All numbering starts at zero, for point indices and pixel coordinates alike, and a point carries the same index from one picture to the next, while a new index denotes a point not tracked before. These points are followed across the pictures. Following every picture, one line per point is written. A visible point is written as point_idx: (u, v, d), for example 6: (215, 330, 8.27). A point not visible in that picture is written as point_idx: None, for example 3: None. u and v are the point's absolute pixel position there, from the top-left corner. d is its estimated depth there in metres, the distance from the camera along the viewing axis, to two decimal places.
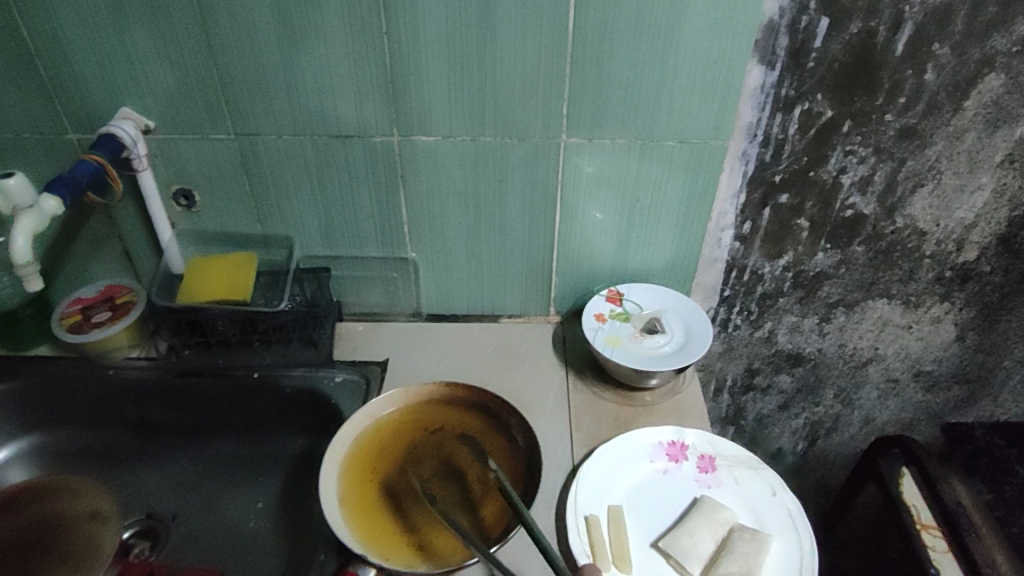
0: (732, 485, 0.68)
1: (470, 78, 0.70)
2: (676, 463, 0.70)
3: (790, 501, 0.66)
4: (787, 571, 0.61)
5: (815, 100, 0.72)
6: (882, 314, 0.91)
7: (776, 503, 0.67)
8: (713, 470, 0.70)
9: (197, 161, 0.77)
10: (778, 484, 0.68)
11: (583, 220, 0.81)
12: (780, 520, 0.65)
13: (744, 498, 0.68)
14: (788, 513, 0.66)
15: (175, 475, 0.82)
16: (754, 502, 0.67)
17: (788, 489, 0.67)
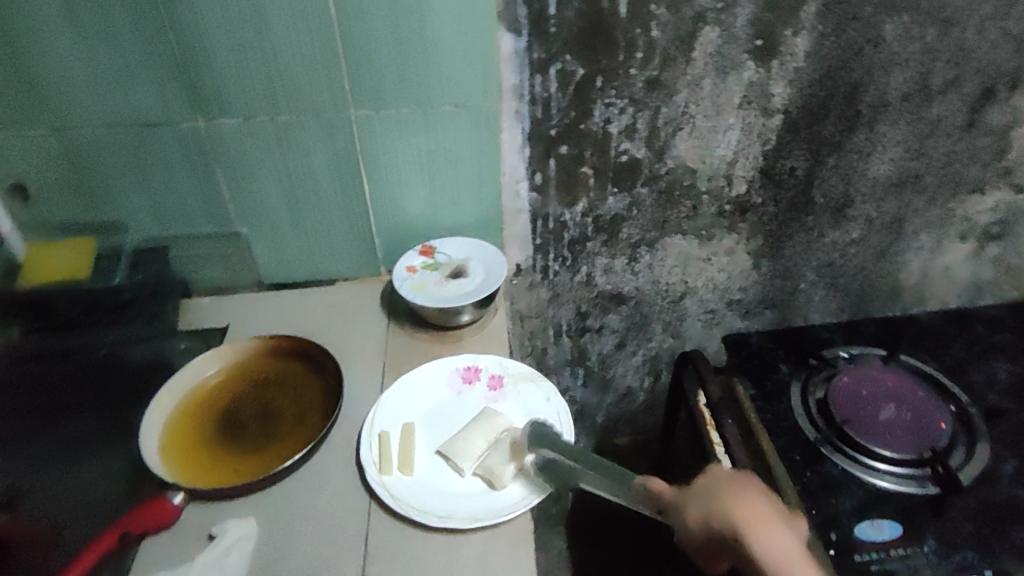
0: (515, 396, 0.80)
1: (253, 63, 0.79)
2: (469, 384, 0.81)
3: (559, 405, 0.78)
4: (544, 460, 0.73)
5: (566, 60, 0.83)
6: (681, 250, 1.02)
7: (550, 407, 0.78)
8: (500, 387, 0.81)
9: (23, 156, 0.84)
10: (552, 391, 0.79)
11: (391, 184, 0.90)
12: (550, 421, 0.77)
13: (524, 405, 0.79)
14: (557, 414, 0.77)
15: (24, 455, 0.77)
16: (530, 409, 0.78)
17: (560, 395, 0.79)
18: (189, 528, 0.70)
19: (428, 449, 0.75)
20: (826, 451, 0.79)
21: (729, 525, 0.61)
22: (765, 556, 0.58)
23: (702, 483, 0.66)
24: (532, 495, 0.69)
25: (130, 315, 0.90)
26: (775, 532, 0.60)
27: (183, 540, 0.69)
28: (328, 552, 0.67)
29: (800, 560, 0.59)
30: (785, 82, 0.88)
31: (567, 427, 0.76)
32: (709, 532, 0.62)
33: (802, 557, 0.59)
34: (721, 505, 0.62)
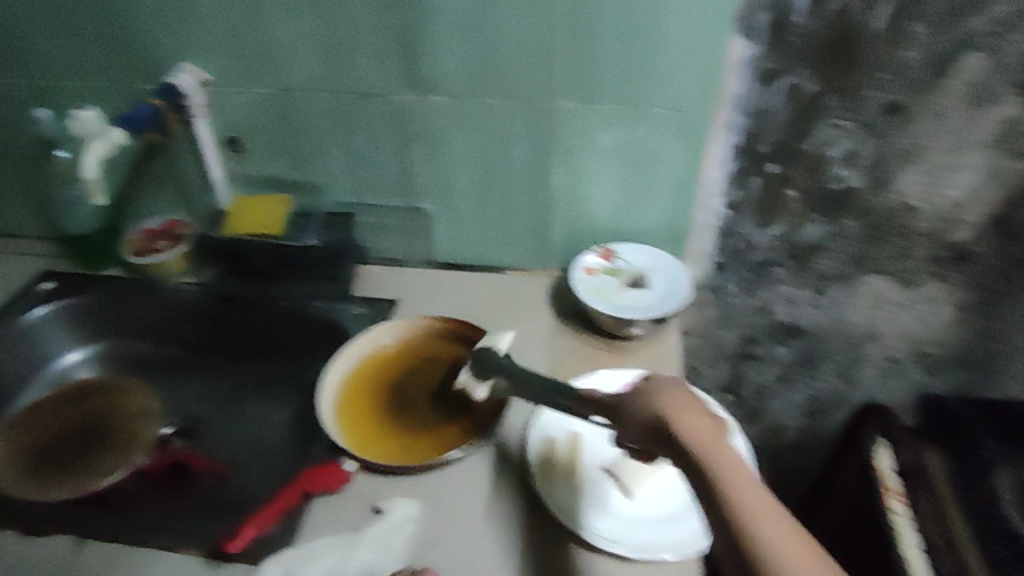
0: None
1: (473, 43, 0.77)
2: None
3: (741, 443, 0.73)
4: None
5: (798, 74, 0.76)
6: (877, 291, 0.93)
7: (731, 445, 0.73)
8: None
9: (243, 112, 0.88)
10: (735, 430, 0.74)
11: (583, 182, 0.88)
12: None
13: None
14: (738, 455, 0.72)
15: (216, 386, 0.94)
16: None
17: (741, 433, 0.74)
18: (355, 495, 0.71)
19: (594, 462, 0.72)
20: None
21: (648, 422, 0.56)
22: (687, 451, 0.53)
23: (648, 379, 0.60)
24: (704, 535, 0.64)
25: (312, 274, 0.93)
26: (718, 440, 0.54)
27: (349, 507, 0.70)
28: (489, 549, 0.65)
29: (747, 474, 0.53)
30: None
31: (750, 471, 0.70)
32: (644, 430, 0.57)
33: (766, 491, 0.52)
34: (640, 404, 0.57)
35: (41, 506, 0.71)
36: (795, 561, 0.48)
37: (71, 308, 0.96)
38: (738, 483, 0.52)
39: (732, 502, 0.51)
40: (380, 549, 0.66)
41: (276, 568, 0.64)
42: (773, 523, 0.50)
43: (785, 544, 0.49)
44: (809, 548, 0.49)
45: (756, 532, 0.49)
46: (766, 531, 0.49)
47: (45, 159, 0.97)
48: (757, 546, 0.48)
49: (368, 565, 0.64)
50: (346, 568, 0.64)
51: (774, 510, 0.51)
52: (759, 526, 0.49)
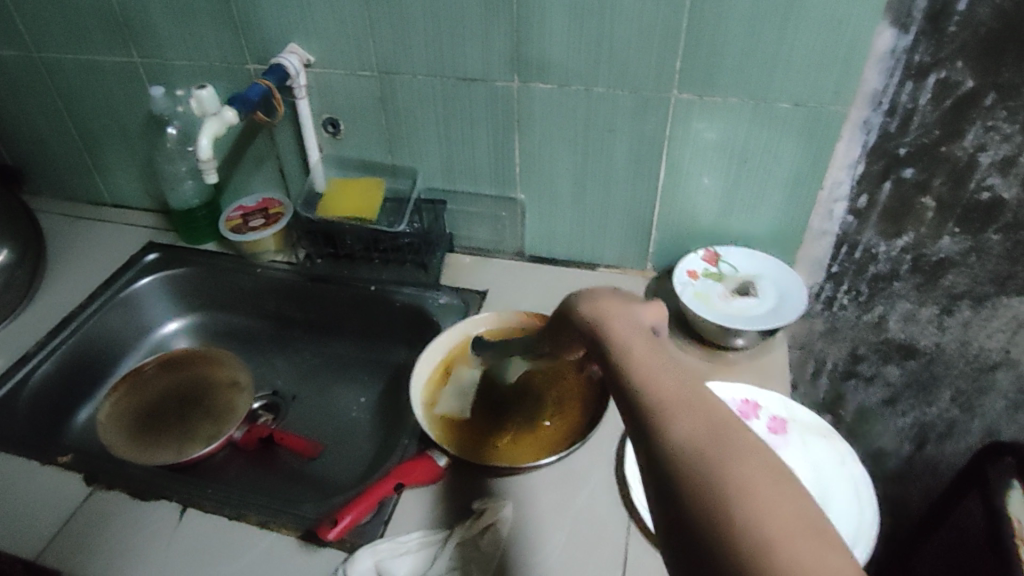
0: (802, 449, 0.69)
1: (587, 29, 0.73)
2: (747, 420, 0.71)
3: (858, 474, 0.66)
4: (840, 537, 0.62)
5: (954, 68, 0.68)
6: (1016, 314, 0.84)
7: (846, 474, 0.67)
8: (783, 432, 0.70)
9: (344, 94, 0.86)
10: (852, 460, 0.68)
11: (689, 178, 0.82)
12: (845, 490, 0.65)
13: (812, 461, 0.68)
14: (855, 488, 0.66)
15: (299, 364, 0.98)
16: (820, 468, 0.67)
17: (859, 461, 0.68)
18: (445, 492, 0.68)
19: None
20: None
21: (561, 313, 0.50)
22: (585, 321, 0.46)
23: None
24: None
25: (403, 259, 0.94)
26: (618, 307, 0.46)
27: (440, 503, 0.67)
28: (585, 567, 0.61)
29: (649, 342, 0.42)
30: None
31: (869, 507, 0.64)
32: (565, 321, 0.50)
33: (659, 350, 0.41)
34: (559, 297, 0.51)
35: (147, 473, 0.73)
36: (670, 405, 0.36)
37: (173, 279, 0.99)
38: (624, 340, 0.42)
39: (625, 363, 0.41)
40: (473, 550, 0.62)
41: (371, 557, 0.61)
42: (654, 373, 0.39)
43: (662, 374, 0.38)
44: (724, 426, 0.35)
45: (646, 385, 0.38)
46: (659, 388, 0.38)
47: (154, 135, 0.99)
48: (639, 392, 0.38)
49: (461, 564, 0.61)
50: (438, 567, 0.61)
51: (698, 411, 0.36)
52: (642, 369, 0.39)
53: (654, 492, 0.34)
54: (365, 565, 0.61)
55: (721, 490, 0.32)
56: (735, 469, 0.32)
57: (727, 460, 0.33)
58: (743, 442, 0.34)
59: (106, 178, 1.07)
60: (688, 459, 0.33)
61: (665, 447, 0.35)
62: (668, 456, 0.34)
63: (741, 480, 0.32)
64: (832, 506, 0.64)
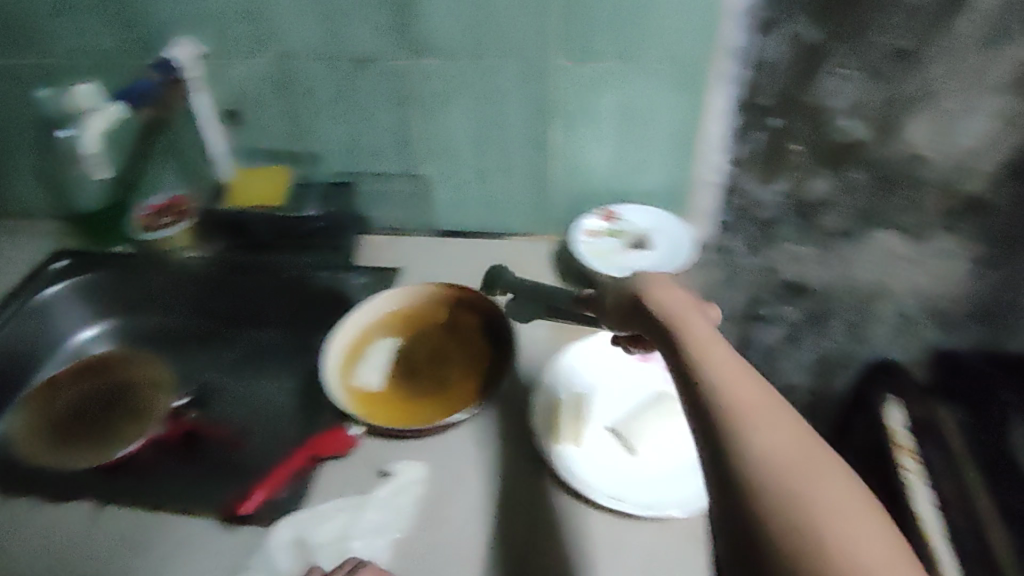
0: None
1: (465, 4, 0.76)
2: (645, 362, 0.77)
3: None
4: None
5: (800, 21, 0.74)
6: (886, 246, 0.91)
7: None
8: None
9: (240, 84, 0.87)
10: None
11: (582, 141, 0.87)
12: None
13: None
14: None
15: (223, 357, 0.96)
16: None
17: None
18: (362, 458, 0.71)
19: (600, 421, 0.71)
20: None
21: (633, 303, 0.54)
22: (665, 315, 0.50)
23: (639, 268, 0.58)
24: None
25: (316, 244, 0.95)
26: (696, 313, 0.50)
27: (358, 469, 0.70)
28: (496, 514, 0.65)
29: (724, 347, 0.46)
30: None
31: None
32: (632, 308, 0.54)
33: (736, 358, 0.45)
34: (637, 284, 0.55)
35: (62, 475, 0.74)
36: (751, 417, 0.40)
37: (83, 284, 0.98)
38: (708, 347, 0.46)
39: (699, 368, 0.44)
40: (390, 511, 0.66)
41: (290, 528, 0.65)
42: (735, 383, 0.42)
43: (744, 386, 0.42)
44: (808, 448, 0.39)
45: (725, 392, 0.42)
46: (739, 398, 0.41)
47: (52, 138, 0.98)
48: (719, 398, 0.42)
49: (378, 525, 0.65)
50: (355, 530, 0.65)
51: (772, 423, 0.40)
52: (720, 377, 0.43)
53: (726, 495, 0.38)
54: (285, 537, 0.65)
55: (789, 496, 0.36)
56: (815, 491, 0.36)
57: (801, 480, 0.37)
58: (829, 468, 0.38)
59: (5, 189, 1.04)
60: (762, 475, 0.37)
61: (748, 457, 0.38)
62: (748, 469, 0.38)
63: (822, 508, 0.35)
64: None
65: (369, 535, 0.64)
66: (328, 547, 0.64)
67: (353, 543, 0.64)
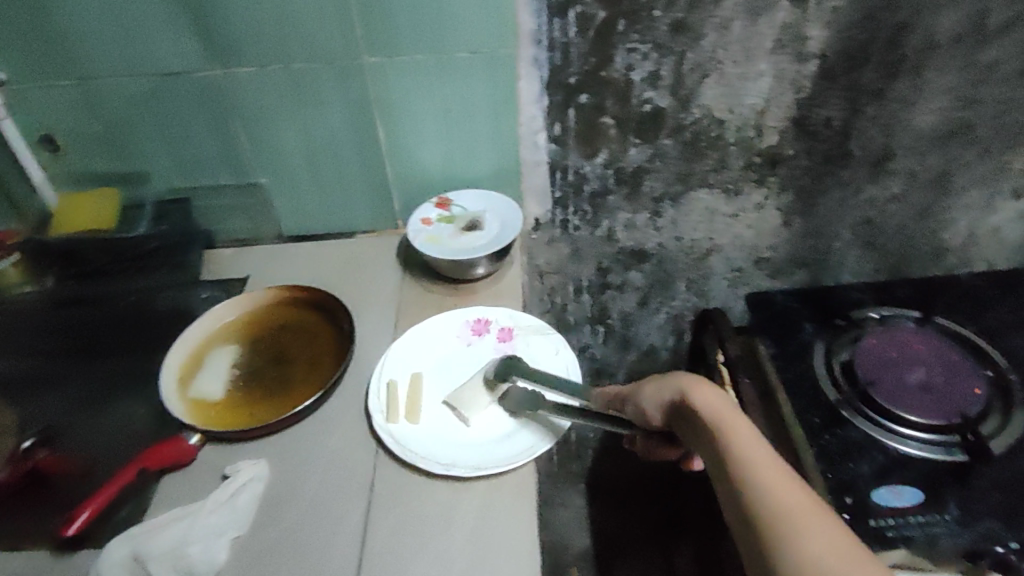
0: (525, 350, 0.81)
1: (267, 10, 0.78)
2: (479, 336, 0.82)
3: (569, 357, 0.80)
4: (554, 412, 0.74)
5: (585, 3, 0.80)
6: (706, 205, 0.98)
7: (561, 361, 0.79)
8: (510, 340, 0.82)
9: (50, 106, 0.86)
10: (563, 347, 0.81)
11: (407, 135, 0.89)
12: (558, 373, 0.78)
13: (532, 357, 0.80)
14: (568, 369, 0.78)
15: (70, 393, 0.85)
16: (539, 360, 0.80)
17: (570, 348, 0.81)
18: (205, 465, 0.72)
19: (436, 398, 0.76)
20: (847, 415, 0.77)
21: (674, 402, 0.58)
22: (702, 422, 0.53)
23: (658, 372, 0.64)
24: (532, 446, 0.70)
25: (153, 265, 0.93)
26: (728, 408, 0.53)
27: (201, 477, 0.71)
28: (334, 497, 0.69)
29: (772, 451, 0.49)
30: (822, 24, 0.82)
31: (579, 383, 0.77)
32: (667, 408, 0.59)
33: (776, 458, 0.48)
34: (666, 388, 0.59)
35: None
36: (800, 520, 0.43)
37: None
38: (744, 449, 0.49)
39: (741, 466, 0.47)
40: (228, 512, 0.67)
41: (125, 545, 0.63)
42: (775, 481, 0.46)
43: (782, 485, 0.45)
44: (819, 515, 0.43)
45: (767, 492, 0.45)
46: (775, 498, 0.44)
47: None
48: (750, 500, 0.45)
49: (216, 527, 0.65)
50: (192, 536, 0.64)
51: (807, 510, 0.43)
52: (761, 480, 0.46)
53: None
54: (120, 554, 0.63)
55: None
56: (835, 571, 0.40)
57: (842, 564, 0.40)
58: (830, 534, 0.42)
59: None
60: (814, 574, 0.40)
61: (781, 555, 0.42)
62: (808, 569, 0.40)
63: None
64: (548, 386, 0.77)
65: (208, 538, 0.64)
66: (165, 557, 0.62)
67: (190, 549, 0.63)
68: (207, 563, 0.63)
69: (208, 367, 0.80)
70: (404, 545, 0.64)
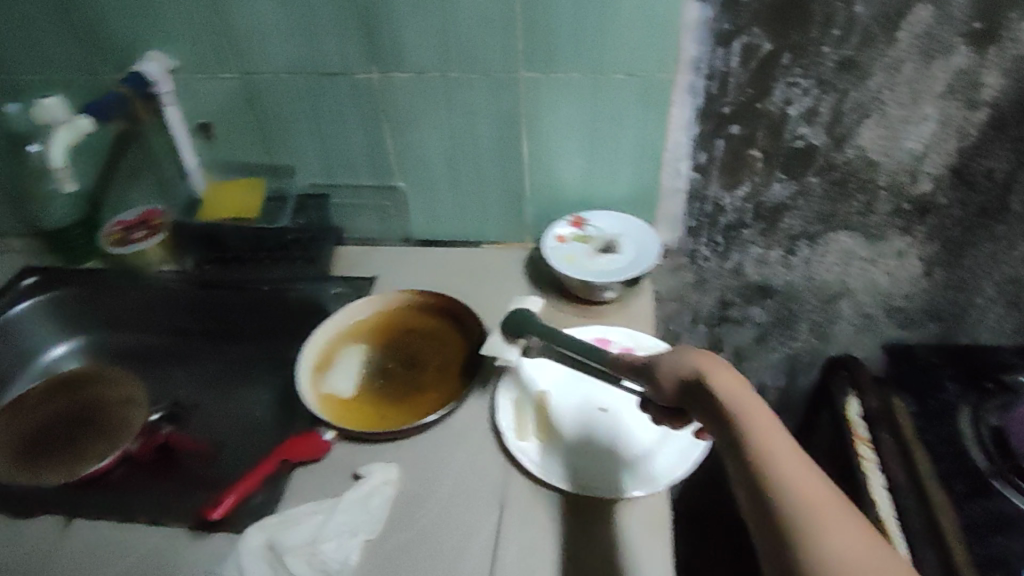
0: None
1: (432, 20, 0.79)
2: None
3: None
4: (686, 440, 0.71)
5: (753, 33, 0.78)
6: (845, 247, 0.95)
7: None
8: None
9: (212, 97, 0.89)
10: None
11: (551, 151, 0.89)
12: None
13: None
14: None
15: (199, 373, 0.97)
16: None
17: None
18: (340, 462, 0.72)
19: (563, 417, 0.74)
20: (997, 485, 0.77)
21: (692, 381, 0.51)
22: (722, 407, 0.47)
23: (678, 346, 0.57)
24: (674, 472, 0.68)
25: (291, 255, 0.95)
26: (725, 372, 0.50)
27: (333, 473, 0.71)
28: (466, 507, 0.68)
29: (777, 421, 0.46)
30: (1002, 72, 0.78)
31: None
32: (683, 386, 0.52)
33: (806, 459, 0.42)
34: (686, 365, 0.52)
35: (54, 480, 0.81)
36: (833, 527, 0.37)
37: (56, 301, 0.97)
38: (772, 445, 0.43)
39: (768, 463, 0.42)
40: (359, 512, 0.67)
41: (261, 533, 0.64)
42: (776, 443, 0.43)
43: (780, 447, 0.43)
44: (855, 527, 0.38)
45: (791, 482, 0.40)
46: (773, 462, 0.42)
47: (18, 155, 0.97)
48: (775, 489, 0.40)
49: (349, 528, 0.65)
50: (326, 532, 0.64)
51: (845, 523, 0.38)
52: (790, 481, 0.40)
53: None
54: (255, 542, 0.63)
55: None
56: None
57: (840, 516, 0.38)
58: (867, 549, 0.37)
59: None
60: None
61: (780, 514, 0.39)
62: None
63: None
64: None
65: (340, 537, 0.64)
66: (300, 552, 0.63)
67: (324, 546, 0.63)
68: (341, 562, 0.63)
69: (339, 364, 0.81)
70: (539, 572, 0.62)
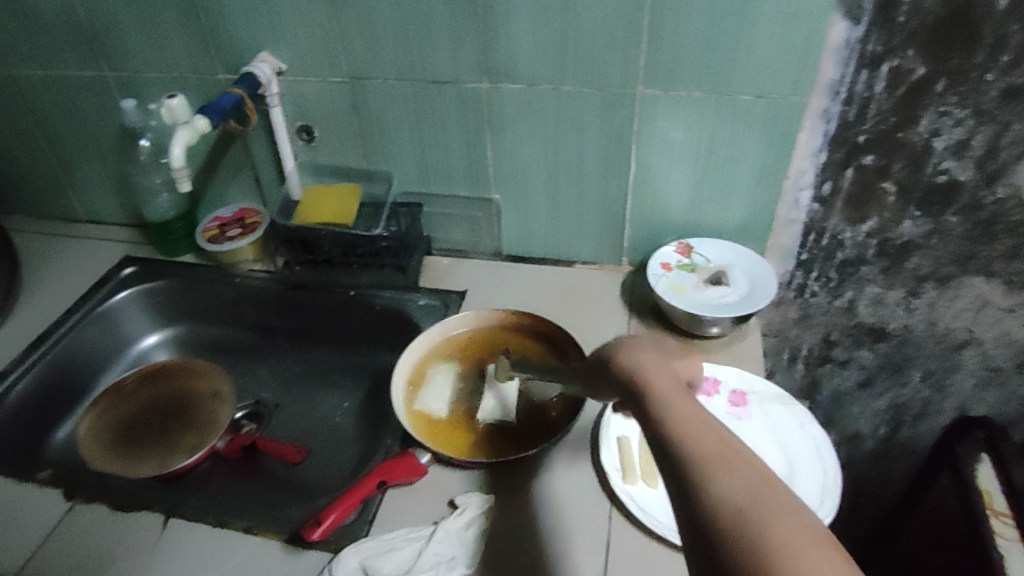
0: (764, 417, 0.72)
1: (552, 29, 0.75)
2: (708, 396, 0.75)
3: (818, 434, 0.70)
4: (809, 497, 0.65)
5: (905, 56, 0.70)
6: (979, 294, 0.86)
7: (808, 437, 0.70)
8: (744, 404, 0.73)
9: (317, 99, 0.88)
10: (808, 420, 0.72)
11: (661, 173, 0.84)
12: (808, 451, 0.69)
13: (773, 427, 0.72)
14: (817, 448, 0.69)
15: (281, 372, 0.97)
16: (783, 434, 0.70)
17: (817, 423, 0.71)
18: (429, 487, 0.69)
19: None
20: None
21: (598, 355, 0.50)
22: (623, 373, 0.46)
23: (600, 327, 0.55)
24: None
25: (381, 264, 0.94)
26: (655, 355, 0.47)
27: (425, 498, 0.69)
28: (567, 550, 0.64)
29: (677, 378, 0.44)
30: None
31: (832, 466, 0.67)
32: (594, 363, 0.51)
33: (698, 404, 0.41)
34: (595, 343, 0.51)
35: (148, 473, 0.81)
36: (718, 461, 0.36)
37: (151, 292, 0.99)
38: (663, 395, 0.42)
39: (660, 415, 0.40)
40: (455, 544, 0.64)
41: (356, 555, 0.62)
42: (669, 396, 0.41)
43: (697, 421, 0.39)
44: (737, 455, 0.36)
45: (677, 427, 0.39)
46: (691, 434, 0.38)
47: (125, 146, 0.99)
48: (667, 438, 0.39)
49: (445, 559, 0.63)
50: (422, 563, 0.62)
51: (734, 457, 0.36)
52: (677, 423, 0.39)
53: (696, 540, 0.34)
54: (350, 564, 0.61)
55: (740, 529, 0.33)
56: (745, 514, 0.33)
57: (769, 497, 0.34)
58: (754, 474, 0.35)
59: (79, 194, 1.07)
60: (730, 518, 0.33)
61: (700, 496, 0.35)
62: (724, 514, 0.33)
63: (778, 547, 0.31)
64: (796, 464, 0.68)
65: (437, 568, 0.62)
66: None
67: None
68: None
69: (430, 382, 0.79)
70: None
